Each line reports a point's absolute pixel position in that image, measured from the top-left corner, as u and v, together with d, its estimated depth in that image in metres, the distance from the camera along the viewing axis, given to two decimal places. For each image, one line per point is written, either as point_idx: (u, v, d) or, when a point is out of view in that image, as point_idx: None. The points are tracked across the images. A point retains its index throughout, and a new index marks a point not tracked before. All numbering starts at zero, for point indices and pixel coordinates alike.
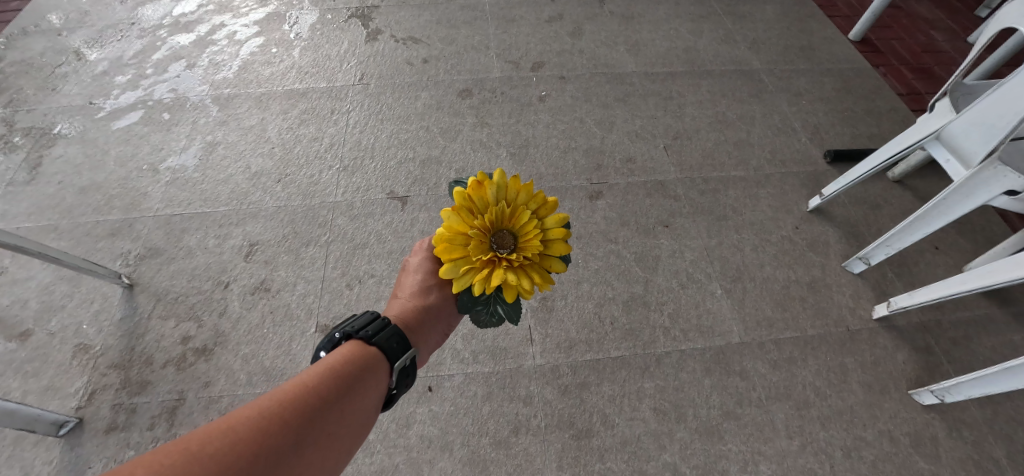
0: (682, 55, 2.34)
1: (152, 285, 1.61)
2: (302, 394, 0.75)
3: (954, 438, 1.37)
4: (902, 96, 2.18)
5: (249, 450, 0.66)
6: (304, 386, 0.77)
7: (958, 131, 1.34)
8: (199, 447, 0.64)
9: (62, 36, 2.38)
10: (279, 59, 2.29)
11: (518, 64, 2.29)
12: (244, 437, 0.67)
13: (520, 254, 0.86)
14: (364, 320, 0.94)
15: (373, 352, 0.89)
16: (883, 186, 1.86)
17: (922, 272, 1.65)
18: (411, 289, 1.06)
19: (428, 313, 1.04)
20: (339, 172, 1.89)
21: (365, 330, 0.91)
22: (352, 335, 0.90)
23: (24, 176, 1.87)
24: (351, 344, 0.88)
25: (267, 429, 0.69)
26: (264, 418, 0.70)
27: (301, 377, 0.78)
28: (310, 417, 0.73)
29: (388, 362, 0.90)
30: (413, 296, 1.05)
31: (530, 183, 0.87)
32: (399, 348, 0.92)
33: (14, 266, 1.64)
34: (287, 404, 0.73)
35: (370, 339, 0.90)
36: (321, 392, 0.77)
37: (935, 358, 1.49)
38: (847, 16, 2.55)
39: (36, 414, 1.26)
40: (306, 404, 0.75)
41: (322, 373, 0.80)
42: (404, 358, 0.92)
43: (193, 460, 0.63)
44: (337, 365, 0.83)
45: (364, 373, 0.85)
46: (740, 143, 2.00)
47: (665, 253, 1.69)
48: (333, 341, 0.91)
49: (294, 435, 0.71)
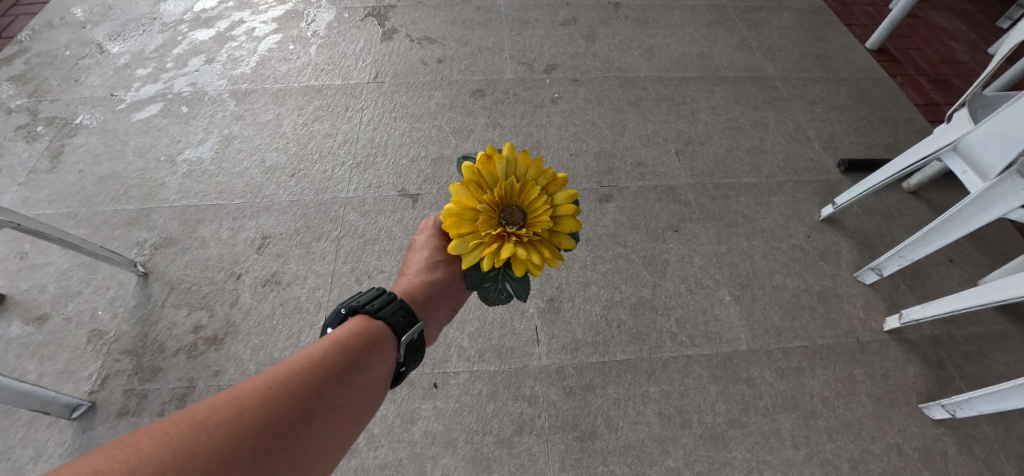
0: (696, 61, 2.33)
1: (166, 274, 1.64)
2: (307, 367, 0.76)
3: (965, 454, 1.35)
4: (919, 106, 2.15)
5: (256, 421, 0.67)
6: (310, 359, 0.77)
7: (977, 143, 1.32)
8: (206, 417, 0.65)
9: (86, 29, 2.43)
10: (296, 56, 2.32)
11: (532, 65, 2.30)
12: (250, 409, 0.67)
13: (529, 230, 0.87)
14: (370, 294, 0.96)
15: (380, 327, 0.90)
16: (897, 197, 1.84)
17: (935, 285, 1.63)
18: (418, 266, 1.09)
19: (434, 285, 1.06)
20: (351, 168, 1.91)
21: (371, 304, 0.93)
22: (358, 309, 0.92)
23: (45, 164, 1.92)
24: (357, 319, 0.90)
25: (273, 400, 0.70)
26: (269, 390, 0.70)
27: (308, 351, 0.79)
28: (315, 390, 0.74)
29: (394, 337, 0.91)
30: (420, 273, 1.07)
31: (540, 158, 0.89)
32: (406, 322, 0.93)
33: (34, 251, 1.68)
34: (292, 377, 0.74)
35: (376, 314, 0.91)
36: (327, 365, 0.78)
37: (946, 372, 1.47)
38: (864, 25, 2.53)
39: (51, 396, 1.29)
40: (312, 378, 0.75)
41: (328, 348, 0.81)
42: (410, 332, 0.93)
43: (200, 430, 0.63)
44: (344, 339, 0.84)
45: (369, 348, 0.86)
46: (752, 150, 1.99)
47: (674, 257, 1.69)
48: (340, 316, 0.93)
49: (300, 406, 0.71)
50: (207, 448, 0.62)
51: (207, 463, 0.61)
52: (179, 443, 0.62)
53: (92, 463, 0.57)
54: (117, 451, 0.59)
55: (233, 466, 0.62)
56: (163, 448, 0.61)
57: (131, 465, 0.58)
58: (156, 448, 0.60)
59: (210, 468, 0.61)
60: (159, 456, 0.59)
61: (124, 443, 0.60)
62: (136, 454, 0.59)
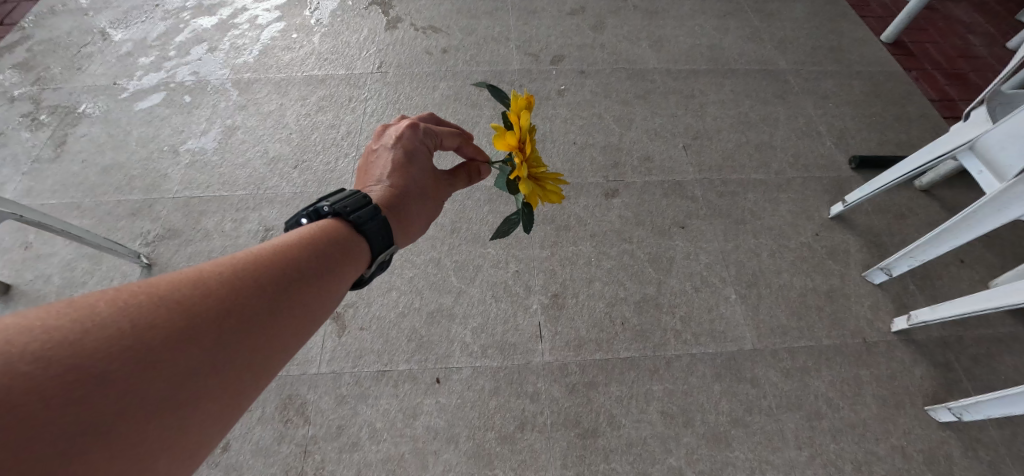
0: (706, 53, 2.29)
1: (170, 265, 1.64)
2: (278, 260, 0.65)
3: (970, 457, 1.34)
4: (934, 102, 2.10)
5: (222, 305, 0.56)
6: (282, 253, 0.66)
7: (994, 142, 1.28)
8: (167, 291, 0.53)
9: (88, 16, 2.41)
10: (299, 44, 2.30)
11: (538, 57, 2.27)
12: (218, 291, 0.56)
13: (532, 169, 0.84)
14: (341, 195, 0.80)
15: (358, 236, 0.77)
16: (909, 195, 1.81)
17: (945, 285, 1.61)
18: (390, 170, 0.91)
19: (417, 199, 0.90)
20: (355, 160, 1.90)
21: (355, 208, 0.78)
22: (337, 212, 0.77)
23: (49, 153, 1.91)
24: (332, 222, 0.77)
25: (242, 287, 0.59)
26: (238, 276, 0.59)
27: (278, 245, 0.67)
28: (287, 286, 0.63)
29: (368, 253, 0.78)
30: (393, 178, 0.90)
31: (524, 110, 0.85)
32: (384, 239, 0.81)
33: (38, 241, 1.68)
34: (265, 270, 0.63)
35: (360, 228, 0.77)
36: (301, 262, 0.67)
37: (954, 375, 1.46)
38: (879, 17, 2.47)
39: None
40: (282, 273, 0.64)
41: (303, 246, 0.69)
42: (387, 251, 0.81)
43: (162, 302, 0.52)
44: (317, 240, 0.72)
45: (345, 255, 0.74)
46: (762, 145, 1.96)
47: (679, 254, 1.67)
48: (314, 214, 0.78)
49: (271, 300, 0.60)
50: (169, 323, 0.51)
51: (168, 340, 0.50)
52: (137, 310, 0.50)
53: (28, 319, 0.45)
54: (64, 307, 0.47)
55: (196, 346, 0.51)
56: (119, 315, 0.49)
57: (85, 327, 0.47)
58: (110, 313, 0.49)
59: (168, 347, 0.49)
60: (117, 321, 0.48)
61: (74, 302, 0.48)
62: (89, 316, 0.48)
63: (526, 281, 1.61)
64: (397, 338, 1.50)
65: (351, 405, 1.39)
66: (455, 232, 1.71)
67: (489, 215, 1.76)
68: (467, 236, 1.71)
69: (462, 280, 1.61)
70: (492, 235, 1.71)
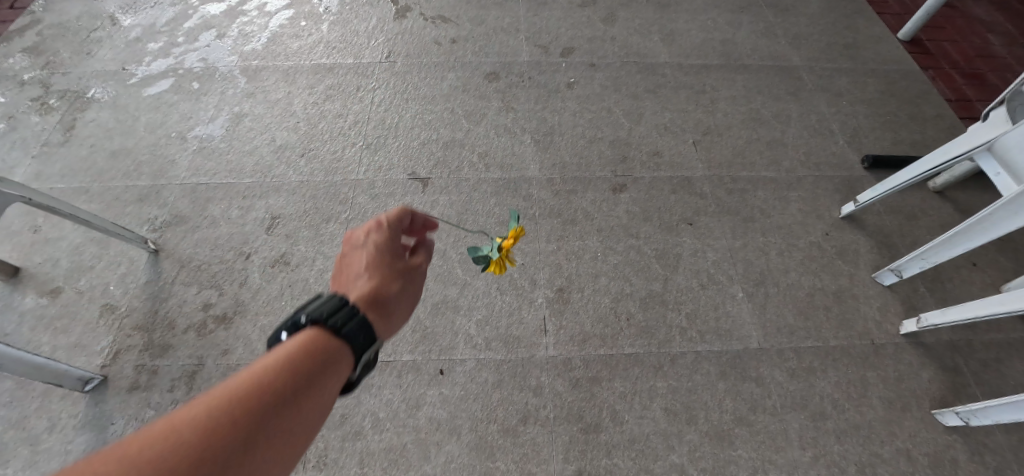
0: (718, 48, 2.26)
1: (176, 251, 1.64)
2: (251, 388, 0.62)
3: (976, 462, 1.33)
4: (950, 102, 2.07)
5: (192, 457, 0.54)
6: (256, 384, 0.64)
7: (1012, 144, 1.25)
8: (127, 463, 0.51)
9: (98, 2, 2.41)
10: (308, 32, 2.29)
11: (547, 48, 2.24)
12: (183, 445, 0.54)
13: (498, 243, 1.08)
14: (317, 303, 0.78)
15: (338, 343, 0.75)
16: (922, 196, 1.78)
17: (956, 289, 1.59)
18: (366, 273, 0.91)
19: (397, 290, 0.90)
20: (362, 149, 1.89)
21: (334, 317, 0.77)
22: (317, 321, 0.75)
23: (58, 137, 1.92)
24: (310, 333, 0.74)
25: (211, 426, 0.57)
26: (208, 417, 0.57)
27: (252, 371, 0.65)
28: (261, 411, 0.61)
29: (352, 353, 0.76)
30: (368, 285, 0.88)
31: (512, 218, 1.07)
32: (368, 341, 0.79)
33: (47, 225, 1.69)
34: (289, 377, 0.67)
35: (338, 332, 0.75)
36: (277, 388, 0.65)
37: (962, 379, 1.44)
38: (897, 14, 2.43)
39: (64, 369, 1.31)
40: (256, 401, 0.62)
41: (278, 369, 0.67)
42: (370, 350, 0.79)
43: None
44: (294, 358, 0.70)
45: (324, 362, 0.72)
46: (773, 142, 1.94)
47: (686, 251, 1.66)
48: (295, 325, 0.76)
49: (243, 432, 0.58)
50: (211, 452, 0.55)
51: None
52: None
53: None
54: None
55: None
56: None
57: None
58: None
59: None
60: None
61: None
62: None
63: (531, 275, 1.61)
64: (401, 328, 1.50)
65: (355, 395, 1.40)
66: (461, 224, 1.71)
67: (495, 208, 1.75)
68: (472, 229, 1.70)
69: (468, 272, 1.61)
70: (498, 228, 1.70)
